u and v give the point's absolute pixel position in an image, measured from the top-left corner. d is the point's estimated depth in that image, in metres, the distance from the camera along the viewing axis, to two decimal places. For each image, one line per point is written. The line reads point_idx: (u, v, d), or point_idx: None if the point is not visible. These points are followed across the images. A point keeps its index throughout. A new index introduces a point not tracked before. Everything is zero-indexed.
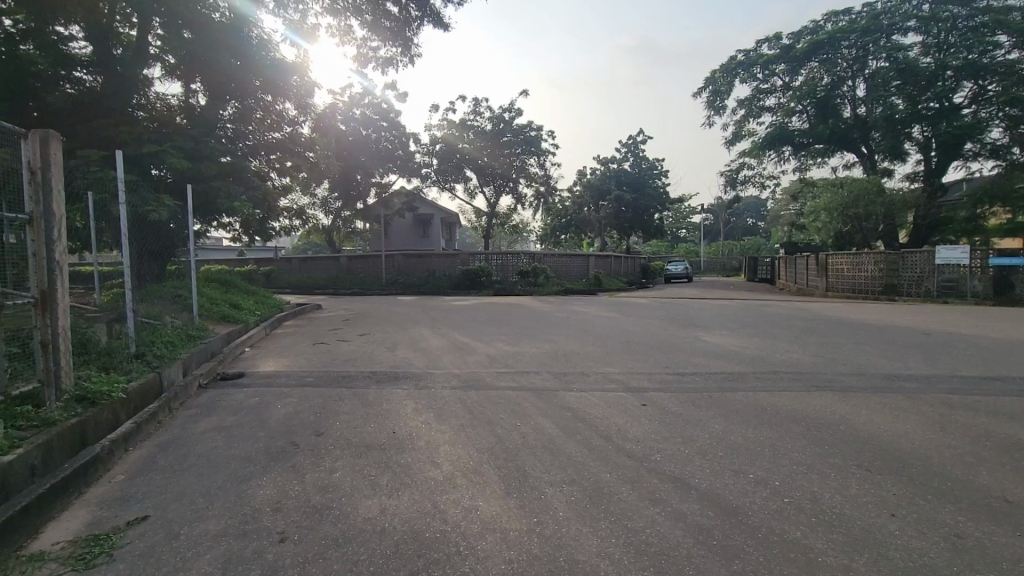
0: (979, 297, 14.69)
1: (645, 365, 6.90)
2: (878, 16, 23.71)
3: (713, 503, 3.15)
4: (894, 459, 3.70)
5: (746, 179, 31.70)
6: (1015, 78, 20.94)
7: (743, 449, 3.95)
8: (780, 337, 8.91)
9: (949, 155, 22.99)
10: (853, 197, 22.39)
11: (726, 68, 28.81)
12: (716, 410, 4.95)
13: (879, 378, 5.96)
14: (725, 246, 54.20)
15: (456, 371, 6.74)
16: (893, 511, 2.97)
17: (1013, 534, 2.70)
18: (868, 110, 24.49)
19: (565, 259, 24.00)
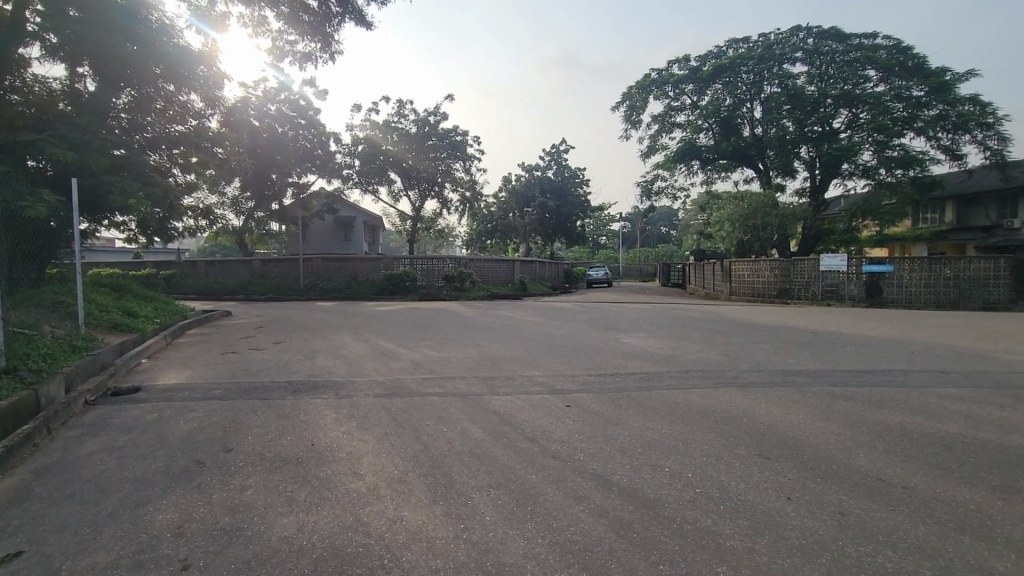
0: (855, 300, 16.56)
1: (568, 368, 7.09)
2: (771, 46, 26.23)
3: (632, 497, 3.30)
4: (790, 447, 4.08)
5: (660, 190, 33.67)
6: (880, 107, 23.95)
7: (659, 444, 4.18)
8: (691, 338, 9.52)
9: (830, 173, 25.84)
10: (752, 207, 24.75)
11: (641, 85, 30.50)
12: (634, 408, 5.20)
13: (776, 374, 6.55)
14: (641, 252, 57.11)
15: (379, 378, 6.55)
16: (789, 495, 3.27)
17: (887, 509, 3.07)
18: (764, 130, 26.93)
19: (491, 264, 24.18)
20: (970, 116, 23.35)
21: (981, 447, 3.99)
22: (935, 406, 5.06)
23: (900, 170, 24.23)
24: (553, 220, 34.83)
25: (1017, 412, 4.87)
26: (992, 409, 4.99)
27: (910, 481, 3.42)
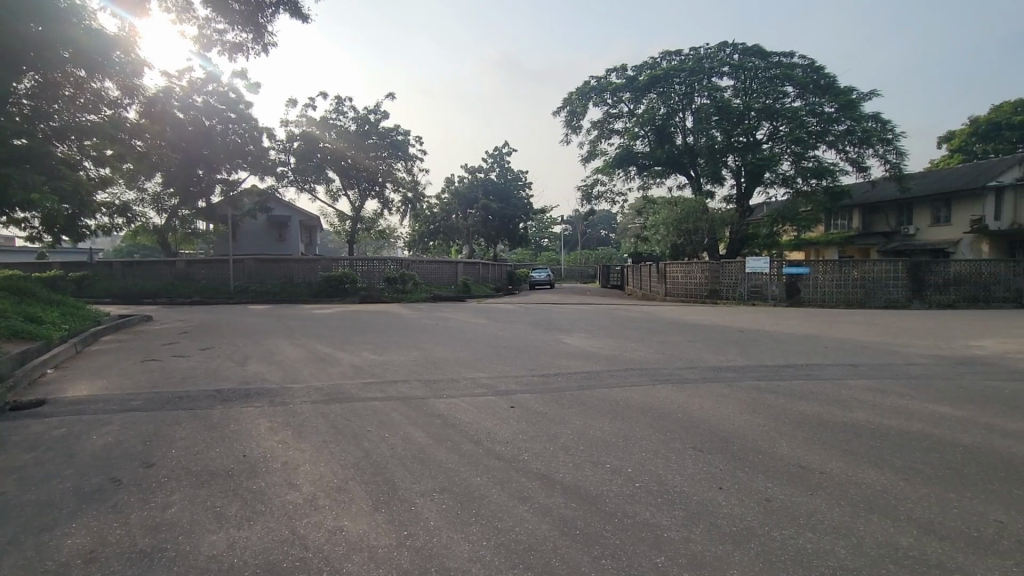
0: (777, 300, 17.75)
1: (512, 369, 7.14)
2: (701, 60, 27.67)
3: (574, 495, 3.37)
4: (721, 439, 4.31)
5: (600, 194, 34.62)
6: (797, 121, 25.82)
7: (600, 441, 4.30)
8: (630, 338, 9.84)
9: (755, 182, 27.59)
10: (684, 212, 26.02)
11: (581, 91, 31.26)
12: (576, 407, 5.31)
13: (708, 370, 6.90)
14: (583, 255, 58.40)
15: (317, 384, 6.31)
16: (720, 485, 3.46)
17: (807, 494, 3.30)
18: (695, 139, 28.35)
19: (434, 265, 23.88)
20: (873, 132, 25.66)
21: (885, 433, 4.39)
22: (846, 397, 5.52)
23: (815, 180, 26.25)
24: (496, 222, 34.93)
25: (914, 400, 5.39)
26: (894, 398, 5.50)
27: (826, 466, 3.71)
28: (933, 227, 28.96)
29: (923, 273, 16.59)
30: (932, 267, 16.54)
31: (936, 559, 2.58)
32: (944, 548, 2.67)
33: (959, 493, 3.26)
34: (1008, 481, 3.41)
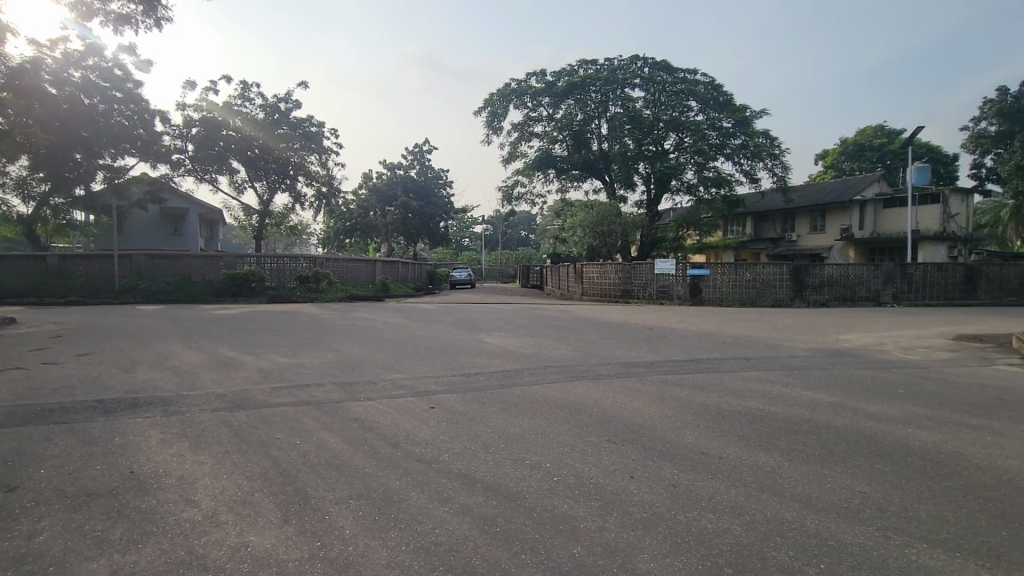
0: (682, 299, 19.05)
1: (432, 369, 7.05)
2: (614, 70, 29.02)
3: (494, 492, 3.41)
4: (633, 431, 4.55)
5: (520, 196, 35.19)
6: (700, 134, 27.83)
7: (521, 438, 4.38)
8: (548, 336, 10.09)
9: (663, 189, 29.37)
10: (600, 215, 27.18)
11: (502, 93, 31.61)
12: (497, 406, 5.36)
13: (621, 366, 7.24)
14: (503, 255, 58.99)
15: (218, 390, 5.84)
16: (632, 474, 3.65)
17: (708, 478, 3.57)
18: (610, 146, 29.68)
19: (350, 264, 22.98)
20: (763, 148, 28.26)
21: (773, 419, 4.86)
22: (741, 388, 6.04)
23: (715, 189, 28.46)
24: (416, 220, 34.31)
25: (797, 388, 6.01)
26: (781, 387, 6.10)
27: (724, 452, 4.04)
28: (812, 234, 32.49)
29: (804, 275, 18.52)
30: (811, 269, 18.52)
31: (815, 529, 2.90)
32: (821, 518, 3.02)
33: (832, 469, 3.69)
34: (869, 457, 3.91)
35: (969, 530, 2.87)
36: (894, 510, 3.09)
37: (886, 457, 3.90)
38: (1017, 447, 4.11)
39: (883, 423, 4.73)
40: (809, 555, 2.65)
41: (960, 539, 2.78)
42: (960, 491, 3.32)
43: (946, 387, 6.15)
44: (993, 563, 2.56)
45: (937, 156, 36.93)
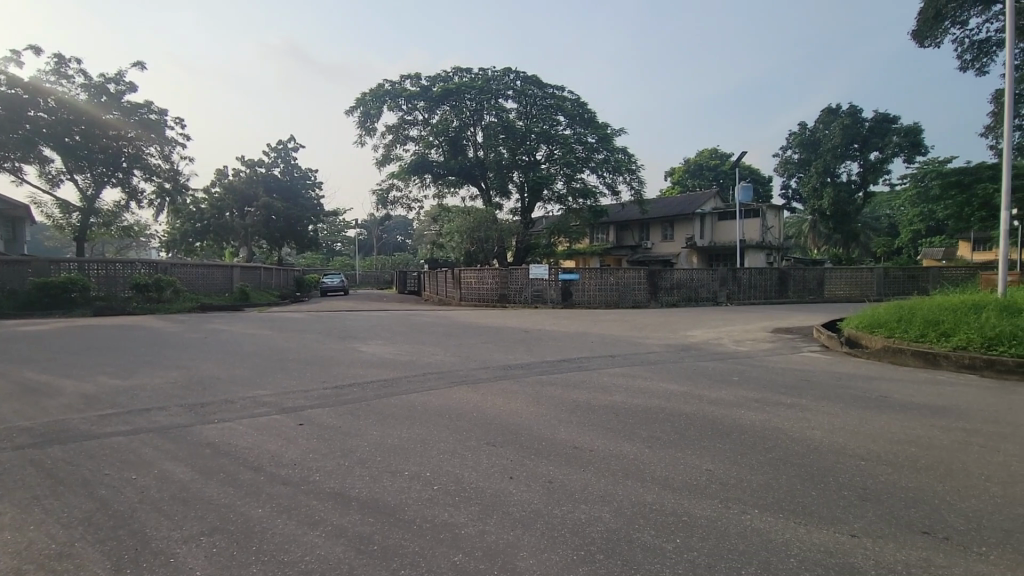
0: (555, 302, 20.04)
1: (300, 383, 6.55)
2: (488, 81, 29.70)
3: (371, 508, 3.25)
4: (511, 432, 4.66)
5: (396, 200, 34.35)
6: (568, 147, 29.62)
7: (398, 449, 4.24)
8: (425, 343, 9.93)
9: (535, 198, 30.71)
10: (476, 221, 27.58)
11: (375, 93, 30.65)
12: (373, 417, 5.14)
13: (498, 369, 7.37)
14: (379, 260, 57.04)
15: (22, 423, 4.81)
16: (511, 474, 3.73)
17: (581, 471, 3.78)
18: (485, 154, 30.28)
19: (201, 270, 20.48)
20: (623, 163, 30.83)
21: (636, 410, 5.30)
22: (607, 384, 6.51)
23: (582, 199, 30.45)
24: (280, 222, 31.70)
25: (656, 381, 6.63)
26: (641, 381, 6.68)
27: (595, 445, 4.30)
28: (664, 242, 36.27)
29: (658, 279, 20.58)
30: (664, 274, 20.65)
31: (672, 508, 3.20)
32: (677, 498, 3.34)
33: (685, 452, 4.13)
34: (713, 437, 4.45)
35: (787, 492, 3.40)
36: (732, 483, 3.55)
37: (725, 438, 4.45)
38: (819, 419, 4.96)
39: (722, 407, 5.40)
40: (668, 533, 2.92)
41: (782, 501, 3.27)
42: (781, 461, 3.91)
43: (768, 373, 7.24)
44: (806, 519, 3.05)
45: (757, 177, 43.53)
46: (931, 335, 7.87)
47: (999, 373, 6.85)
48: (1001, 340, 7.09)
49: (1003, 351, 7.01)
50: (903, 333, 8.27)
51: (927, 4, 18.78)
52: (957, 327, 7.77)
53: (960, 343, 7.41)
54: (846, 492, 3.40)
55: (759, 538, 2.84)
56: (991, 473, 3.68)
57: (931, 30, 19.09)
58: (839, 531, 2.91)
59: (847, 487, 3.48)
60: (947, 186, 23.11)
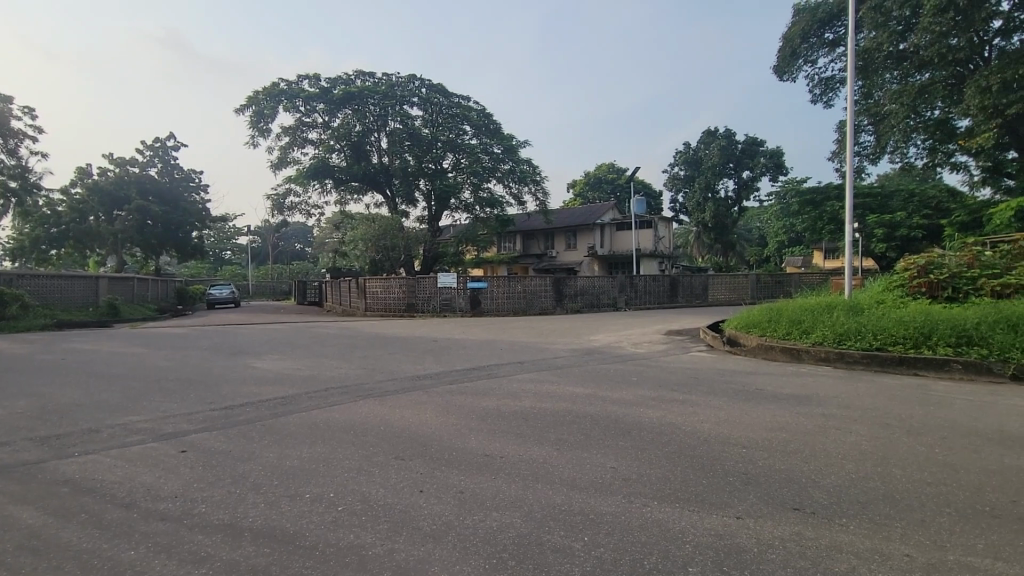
0: (463, 311, 20.02)
1: (182, 405, 5.91)
2: (392, 86, 29.12)
3: (268, 538, 3.00)
4: (420, 443, 4.56)
5: (293, 206, 32.44)
6: (474, 157, 29.84)
7: (299, 470, 3.97)
8: (328, 356, 9.41)
9: (442, 206, 30.55)
10: (382, 229, 26.90)
11: (269, 92, 28.85)
12: (271, 438, 4.77)
13: (407, 380, 7.19)
14: (274, 269, 53.37)
15: None
16: (421, 488, 3.65)
17: (491, 479, 3.77)
18: (390, 161, 29.62)
19: (59, 281, 17.85)
20: (528, 174, 31.49)
21: (544, 415, 5.42)
22: (516, 390, 6.60)
23: (489, 209, 30.79)
24: (158, 228, 28.54)
25: (562, 385, 6.84)
26: (548, 385, 6.86)
27: (504, 451, 4.33)
28: (568, 251, 37.75)
29: (563, 286, 21.32)
30: (568, 281, 21.44)
31: (578, 507, 3.32)
32: (584, 497, 3.46)
33: (590, 452, 4.29)
34: (615, 436, 4.68)
35: (683, 482, 3.66)
36: (634, 478, 3.74)
37: (627, 435, 4.70)
38: (708, 413, 5.40)
39: (624, 407, 5.69)
40: (575, 532, 3.01)
41: (677, 491, 3.52)
42: (675, 453, 4.22)
43: (663, 372, 7.77)
44: (699, 506, 3.30)
45: (649, 191, 46.84)
46: (795, 332, 8.92)
47: (849, 363, 7.93)
48: (848, 335, 8.22)
49: (851, 345, 8.12)
50: (773, 332, 9.30)
51: (785, 43, 21.52)
52: (814, 324, 8.88)
53: (818, 339, 8.48)
54: (732, 478, 3.73)
55: (659, 529, 3.02)
56: (845, 451, 4.24)
57: (788, 66, 21.87)
58: (727, 515, 3.18)
59: (733, 473, 3.83)
60: (804, 203, 26.46)
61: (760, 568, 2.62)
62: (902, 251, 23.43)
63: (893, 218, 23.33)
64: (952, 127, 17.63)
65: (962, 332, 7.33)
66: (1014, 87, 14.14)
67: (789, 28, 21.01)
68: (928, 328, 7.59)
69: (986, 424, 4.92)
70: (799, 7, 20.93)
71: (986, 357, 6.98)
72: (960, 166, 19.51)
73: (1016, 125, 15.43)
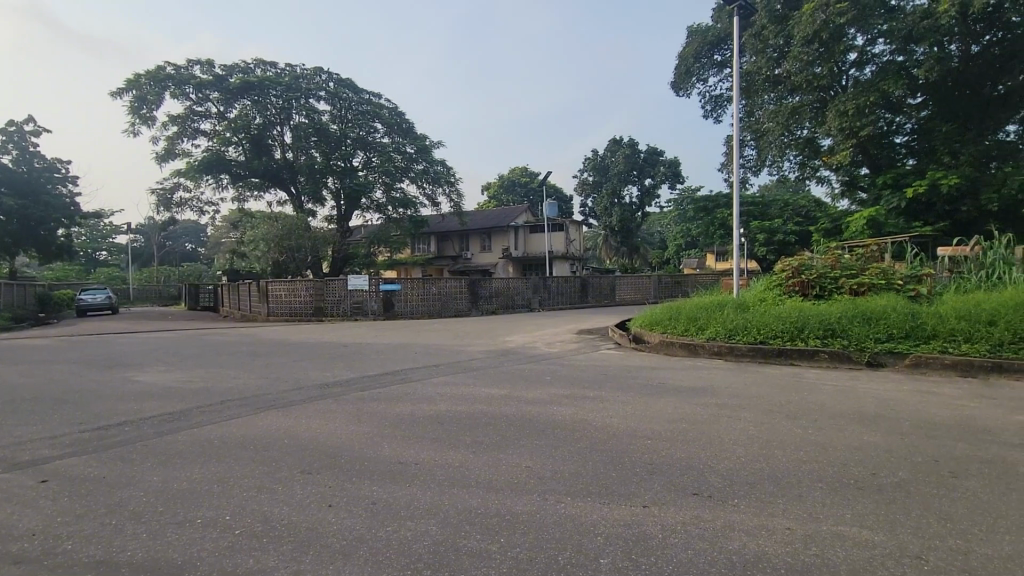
0: (376, 314, 19.40)
1: (44, 428, 5.14)
2: (296, 78, 27.55)
3: (151, 572, 2.68)
4: (328, 455, 4.33)
5: (183, 201, 29.59)
6: (386, 156, 29.06)
7: (188, 494, 3.60)
8: (224, 366, 8.66)
9: (353, 206, 29.42)
10: (286, 228, 25.43)
11: (153, 77, 26.14)
12: (156, 459, 4.29)
13: (315, 389, 6.81)
14: (161, 271, 48.28)
15: None
16: (330, 502, 3.46)
17: (405, 488, 3.66)
18: (294, 156, 28.01)
19: None
20: (443, 175, 31.08)
21: (460, 418, 5.37)
22: (431, 394, 6.50)
23: (402, 209, 30.02)
24: (13, 224, 24.67)
25: (477, 387, 6.84)
26: (464, 388, 6.82)
27: (418, 457, 4.23)
28: (483, 253, 37.96)
29: (478, 288, 21.35)
30: (483, 283, 21.53)
31: (494, 509, 3.32)
32: (498, 498, 3.46)
33: (505, 453, 4.32)
34: (531, 436, 4.74)
35: (595, 477, 3.80)
36: (548, 476, 3.82)
37: (541, 434, 4.78)
38: (617, 409, 5.65)
39: (538, 406, 5.80)
40: (491, 534, 3.00)
41: (589, 485, 3.64)
42: (587, 449, 4.36)
43: (574, 370, 8.04)
44: (609, 499, 3.43)
45: (560, 196, 48.36)
46: (692, 329, 9.62)
47: (737, 356, 8.71)
48: (737, 330, 9.01)
49: (739, 339, 8.90)
50: (673, 329, 9.96)
51: (680, 61, 23.21)
52: (708, 321, 9.62)
53: (712, 335, 9.21)
54: (639, 469, 3.93)
55: (573, 524, 3.10)
56: (737, 437, 4.62)
57: (684, 83, 23.54)
58: (635, 505, 3.34)
59: (639, 464, 4.03)
60: (698, 210, 28.74)
61: (666, 553, 2.78)
62: (779, 255, 26.15)
63: (772, 225, 25.98)
64: (817, 145, 19.84)
65: (829, 325, 8.28)
66: (866, 112, 16.31)
67: (684, 47, 22.68)
68: (801, 323, 8.49)
69: (848, 407, 5.61)
70: (692, 28, 22.65)
71: (847, 347, 7.95)
72: (824, 180, 22.13)
73: (867, 146, 17.80)
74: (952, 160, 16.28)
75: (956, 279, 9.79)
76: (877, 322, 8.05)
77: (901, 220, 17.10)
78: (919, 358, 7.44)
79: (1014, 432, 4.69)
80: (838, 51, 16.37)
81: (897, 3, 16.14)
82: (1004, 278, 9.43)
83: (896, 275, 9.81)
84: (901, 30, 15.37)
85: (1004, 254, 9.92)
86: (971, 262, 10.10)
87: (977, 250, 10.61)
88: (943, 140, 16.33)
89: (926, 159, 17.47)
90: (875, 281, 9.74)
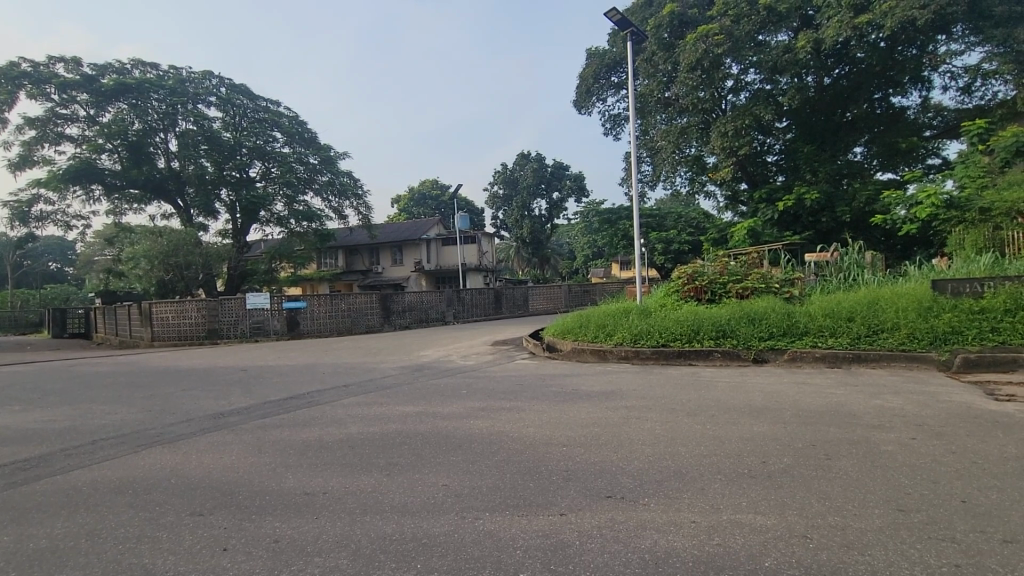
0: (279, 334, 18.16)
1: None
2: (182, 81, 25.31)
3: None
4: (223, 493, 3.93)
5: (44, 214, 25.88)
6: (287, 167, 27.46)
7: (48, 553, 3.08)
8: (96, 400, 7.59)
9: (250, 219, 27.53)
10: (172, 243, 23.20)
11: (2, 73, 22.71)
12: (4, 516, 3.62)
13: (207, 419, 6.16)
14: (16, 295, 41.65)
15: None
16: (225, 546, 3.12)
17: (312, 520, 3.41)
18: (181, 166, 25.67)
19: None
20: (349, 187, 29.92)
21: (373, 440, 5.14)
22: (340, 415, 6.17)
23: (305, 222, 28.27)
24: None
25: (389, 406, 6.60)
26: (376, 407, 6.56)
27: (326, 486, 3.97)
28: (394, 266, 37.05)
29: (390, 302, 20.70)
30: (396, 297, 20.94)
31: (410, 534, 3.18)
32: (415, 522, 3.33)
33: (421, 472, 4.19)
34: (449, 453, 4.64)
35: (511, 488, 3.80)
36: (466, 492, 3.75)
37: (458, 450, 4.70)
38: (532, 418, 5.71)
39: (455, 421, 5.69)
40: (407, 561, 2.87)
41: (506, 499, 3.62)
42: (502, 461, 4.36)
43: (489, 382, 8.01)
44: (523, 512, 3.41)
45: (471, 208, 48.67)
46: (601, 335, 10.02)
47: (643, 360, 9.22)
48: (641, 335, 9.50)
49: (643, 343, 9.41)
50: (584, 336, 10.32)
51: (581, 81, 24.36)
52: (616, 327, 10.05)
53: (619, 340, 9.66)
54: (554, 476, 3.99)
55: (492, 540, 3.05)
56: (644, 437, 4.85)
57: (585, 102, 24.78)
58: (552, 514, 3.37)
59: (554, 472, 4.09)
60: (603, 222, 30.17)
61: (583, 559, 2.82)
62: (676, 263, 28.21)
63: (667, 236, 28.14)
64: (703, 162, 21.66)
65: (720, 327, 8.99)
66: (742, 134, 18.23)
67: (585, 68, 23.84)
68: (696, 325, 9.15)
69: (741, 401, 6.11)
70: (591, 51, 23.93)
71: (737, 346, 8.72)
72: (711, 194, 24.17)
73: (745, 163, 19.74)
74: (812, 176, 18.62)
75: (822, 281, 11.05)
76: (762, 321, 8.83)
77: (774, 230, 19.17)
78: (795, 353, 8.33)
79: (873, 414, 5.37)
80: (717, 78, 18.05)
81: (764, 38, 18.26)
82: (858, 279, 10.81)
83: (774, 279, 10.87)
84: (768, 62, 17.49)
85: (857, 258, 11.38)
86: (833, 266, 11.48)
87: (835, 255, 12.07)
88: (806, 160, 18.62)
89: (792, 175, 19.72)
90: (757, 286, 10.74)
